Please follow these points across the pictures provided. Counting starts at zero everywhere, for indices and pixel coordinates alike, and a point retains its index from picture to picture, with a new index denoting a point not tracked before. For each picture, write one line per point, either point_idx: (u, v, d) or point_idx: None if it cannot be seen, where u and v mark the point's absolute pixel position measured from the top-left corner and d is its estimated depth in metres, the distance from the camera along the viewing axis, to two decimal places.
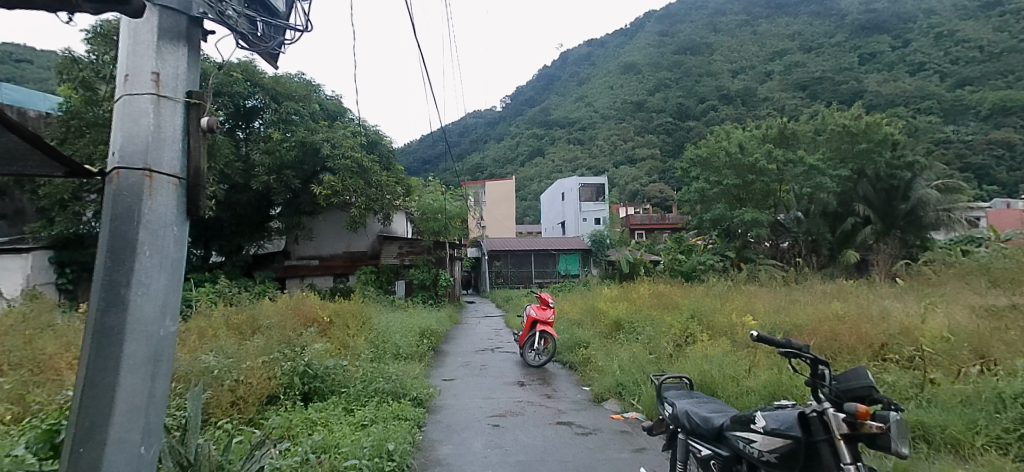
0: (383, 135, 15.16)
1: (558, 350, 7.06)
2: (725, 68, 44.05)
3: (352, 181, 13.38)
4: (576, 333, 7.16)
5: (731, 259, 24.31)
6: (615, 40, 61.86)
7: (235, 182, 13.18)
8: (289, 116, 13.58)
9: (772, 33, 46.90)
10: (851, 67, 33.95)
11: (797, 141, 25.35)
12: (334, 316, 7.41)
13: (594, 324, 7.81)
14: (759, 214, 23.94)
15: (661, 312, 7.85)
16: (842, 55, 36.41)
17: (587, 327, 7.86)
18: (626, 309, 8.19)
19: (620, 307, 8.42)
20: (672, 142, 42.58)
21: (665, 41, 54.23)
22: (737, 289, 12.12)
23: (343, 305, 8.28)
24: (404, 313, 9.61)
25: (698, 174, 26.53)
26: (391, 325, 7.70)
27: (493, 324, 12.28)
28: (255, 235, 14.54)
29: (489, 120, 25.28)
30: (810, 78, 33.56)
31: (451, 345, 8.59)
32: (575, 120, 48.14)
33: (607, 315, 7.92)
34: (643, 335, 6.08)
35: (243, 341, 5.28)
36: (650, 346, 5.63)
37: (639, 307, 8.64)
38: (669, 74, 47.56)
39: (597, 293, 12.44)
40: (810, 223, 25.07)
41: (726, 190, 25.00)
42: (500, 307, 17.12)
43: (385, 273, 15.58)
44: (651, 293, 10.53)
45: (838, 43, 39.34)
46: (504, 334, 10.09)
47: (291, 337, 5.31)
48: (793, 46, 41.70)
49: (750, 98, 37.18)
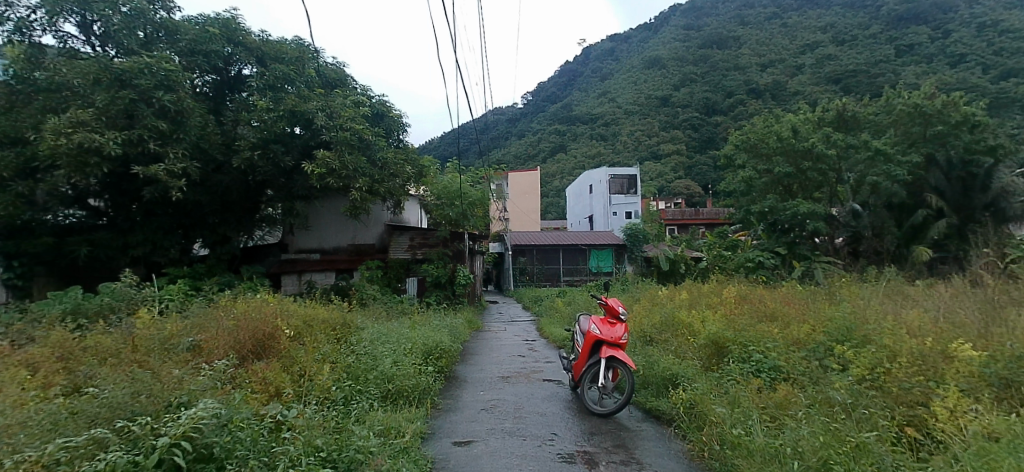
0: (390, 106, 12.95)
1: (636, 386, 4.65)
2: (753, 62, 39.96)
3: (352, 158, 11.14)
4: (657, 361, 4.69)
5: (782, 257, 21.44)
6: (639, 34, 58.36)
7: (216, 161, 11.03)
8: (279, 83, 11.33)
9: (804, 25, 42.55)
10: (886, 60, 29.41)
11: (857, 126, 22.43)
12: (301, 331, 5.13)
13: (678, 345, 5.36)
14: (814, 206, 20.99)
15: (780, 330, 5.30)
16: (876, 47, 32.05)
17: (670, 348, 5.39)
18: (721, 321, 5.65)
19: (711, 316, 5.90)
20: (698, 138, 40.99)
21: (691, 35, 50.50)
22: (828, 291, 9.55)
23: (318, 311, 5.98)
24: (405, 319, 7.29)
25: (743, 162, 23.83)
26: (384, 338, 5.37)
27: (520, 333, 9.94)
28: (242, 224, 12.55)
29: (510, 115, 23.05)
30: (842, 71, 30.21)
31: (469, 369, 6.20)
32: (597, 116, 43.01)
33: (696, 332, 5.45)
34: (806, 389, 3.47)
35: (85, 392, 2.89)
36: (829, 408, 3.06)
37: (737, 317, 6.10)
38: (694, 68, 43.86)
39: (651, 294, 9.92)
40: (872, 217, 21.53)
41: (776, 179, 22.33)
42: (527, 310, 14.66)
43: (394, 268, 13.33)
44: (733, 295, 7.96)
45: (872, 35, 34.59)
46: (540, 350, 7.68)
47: (172, 385, 2.91)
48: (825, 38, 37.30)
49: (781, 92, 33.91)
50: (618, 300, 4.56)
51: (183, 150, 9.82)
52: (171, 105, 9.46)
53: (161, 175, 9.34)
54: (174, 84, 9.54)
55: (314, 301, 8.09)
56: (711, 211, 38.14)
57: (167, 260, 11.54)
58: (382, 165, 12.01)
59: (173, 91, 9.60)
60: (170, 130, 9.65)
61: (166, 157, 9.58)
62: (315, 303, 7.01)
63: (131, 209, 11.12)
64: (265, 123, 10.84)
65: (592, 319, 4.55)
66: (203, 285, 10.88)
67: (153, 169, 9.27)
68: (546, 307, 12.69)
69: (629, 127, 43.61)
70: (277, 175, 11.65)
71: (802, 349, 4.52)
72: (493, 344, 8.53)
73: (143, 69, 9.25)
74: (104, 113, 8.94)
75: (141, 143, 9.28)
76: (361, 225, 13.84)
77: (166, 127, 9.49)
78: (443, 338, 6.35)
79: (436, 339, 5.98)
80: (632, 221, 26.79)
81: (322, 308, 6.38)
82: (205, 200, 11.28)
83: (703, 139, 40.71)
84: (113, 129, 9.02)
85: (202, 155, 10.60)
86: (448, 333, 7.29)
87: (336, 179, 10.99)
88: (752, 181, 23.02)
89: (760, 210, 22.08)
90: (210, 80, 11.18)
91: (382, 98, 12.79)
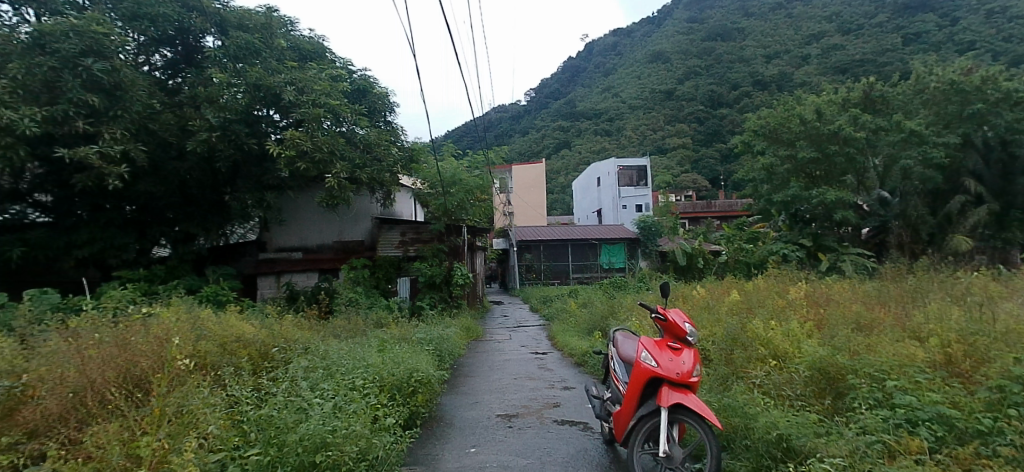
0: (373, 82, 11.28)
1: (729, 455, 2.94)
2: (757, 54, 38.14)
3: (326, 138, 9.51)
4: (753, 416, 2.93)
5: (809, 248, 19.61)
6: (642, 28, 55.92)
7: (171, 146, 9.45)
8: (243, 52, 9.66)
9: (809, 13, 40.13)
10: (894, 49, 27.46)
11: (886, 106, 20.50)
12: (209, 363, 3.50)
13: (763, 374, 3.60)
14: (843, 193, 19.10)
15: (921, 350, 3.50)
16: (884, 35, 30.02)
17: (756, 381, 3.60)
18: (822, 339, 3.87)
19: (802, 329, 4.12)
20: (704, 131, 39.37)
21: (694, 28, 48.15)
22: (899, 288, 7.78)
23: (241, 327, 4.31)
24: (375, 334, 5.64)
25: (763, 149, 21.72)
26: (335, 368, 3.75)
27: (528, 343, 8.20)
28: (207, 221, 10.94)
29: (512, 111, 21.33)
30: (849, 61, 28.46)
31: (456, 404, 4.52)
32: (602, 110, 41.07)
33: (789, 356, 3.72)
34: None
35: None
36: None
37: (836, 327, 4.35)
38: (698, 61, 41.92)
39: (685, 293, 8.28)
40: (902, 204, 19.53)
41: (799, 166, 20.31)
42: (535, 313, 13.03)
43: (383, 267, 11.64)
44: (804, 297, 6.12)
45: (878, 24, 32.38)
46: (553, 369, 6.01)
47: None
48: (831, 28, 35.19)
49: (786, 84, 32.37)
50: (683, 312, 2.88)
51: (123, 131, 8.23)
52: (103, 76, 7.84)
53: (93, 159, 7.78)
54: (105, 50, 7.89)
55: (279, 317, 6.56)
56: (724, 203, 36.34)
57: (120, 262, 10.05)
58: (359, 146, 10.40)
59: (105, 60, 7.97)
60: (104, 106, 8.05)
61: (100, 138, 8.02)
62: (255, 319, 5.36)
63: (74, 203, 9.55)
64: (225, 98, 9.23)
65: (642, 344, 2.90)
66: (157, 289, 9.32)
67: (82, 151, 7.68)
68: (557, 309, 11.02)
69: (634, 122, 41.67)
70: (244, 159, 10.05)
71: (975, 389, 2.82)
72: (492, 358, 6.93)
73: (66, 32, 7.61)
74: (20, 86, 7.38)
75: (68, 122, 7.69)
76: (346, 220, 12.36)
77: (99, 102, 7.88)
78: (423, 361, 4.70)
79: (412, 362, 4.32)
80: (645, 214, 24.99)
81: (260, 325, 4.74)
82: (158, 192, 9.70)
83: (709, 132, 39.22)
84: (33, 104, 7.46)
85: (151, 136, 9.01)
86: (432, 352, 5.63)
87: (308, 164, 9.33)
88: (775, 169, 20.83)
89: (783, 199, 20.17)
90: (167, 59, 9.74)
91: (363, 73, 11.14)
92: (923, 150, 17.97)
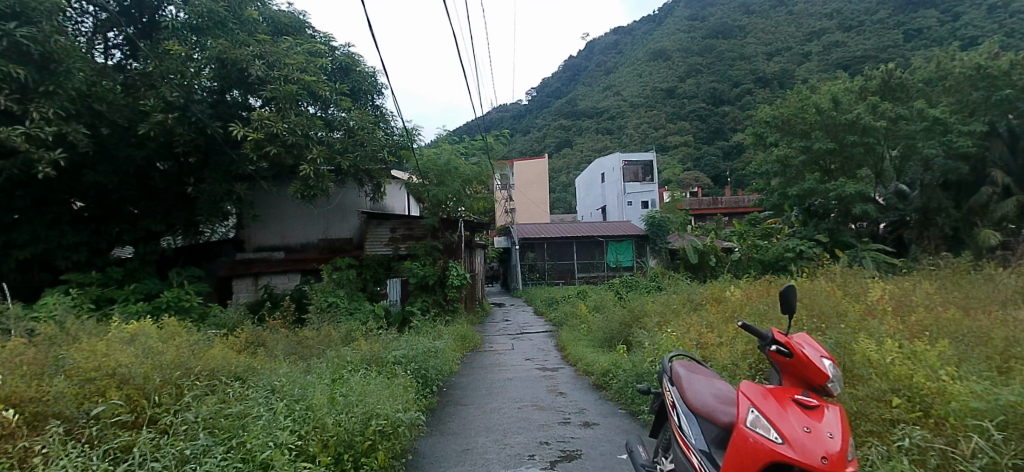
0: (357, 58, 9.99)
1: None
2: (759, 51, 36.76)
3: (298, 118, 8.20)
4: None
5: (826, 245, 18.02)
6: (642, 26, 54.33)
7: (122, 128, 8.18)
8: (206, 22, 8.40)
9: (807, 12, 37.82)
10: (907, 39, 26.03)
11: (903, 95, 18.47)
12: (48, 416, 2.24)
13: (910, 431, 2.33)
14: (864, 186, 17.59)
15: None
16: (886, 30, 27.99)
17: (898, 446, 2.31)
18: (974, 372, 2.61)
19: (931, 352, 2.86)
20: (706, 128, 38.21)
21: (696, 25, 46.52)
22: (973, 289, 6.42)
23: (123, 349, 3.01)
24: (333, 355, 4.36)
25: (774, 142, 19.98)
26: (245, 426, 2.54)
27: (534, 356, 6.90)
28: (171, 217, 9.60)
29: (513, 107, 20.01)
30: (849, 56, 27.10)
31: (437, 458, 3.24)
32: (603, 110, 41.04)
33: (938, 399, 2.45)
34: None
35: None
36: None
37: (980, 347, 3.03)
38: (700, 59, 40.56)
39: (719, 297, 7.00)
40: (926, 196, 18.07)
41: (816, 157, 18.63)
42: (540, 318, 11.75)
43: (370, 267, 10.38)
44: (889, 302, 4.74)
45: (879, 20, 29.93)
46: (568, 395, 4.73)
47: None
48: (831, 24, 33.06)
49: (788, 81, 31.33)
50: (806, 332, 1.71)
51: (57, 110, 7.00)
52: (30, 42, 6.58)
53: (17, 142, 6.51)
54: (31, 12, 6.66)
55: (235, 336, 5.37)
56: (733, 199, 34.95)
57: (69, 264, 8.80)
58: (336, 128, 9.15)
59: (32, 25, 6.73)
60: (34, 80, 6.79)
61: (29, 117, 6.77)
62: (169, 338, 4.05)
63: (14, 197, 8.23)
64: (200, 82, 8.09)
65: (741, 393, 1.71)
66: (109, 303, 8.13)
67: (3, 132, 6.41)
68: (566, 314, 9.71)
69: (635, 120, 40.32)
70: (208, 144, 8.78)
71: None
72: (490, 377, 5.73)
73: None
74: None
75: None
76: (331, 215, 11.35)
77: (26, 75, 6.63)
78: (390, 396, 3.47)
79: (370, 400, 3.11)
80: (653, 210, 23.68)
81: (165, 345, 3.44)
82: (109, 183, 8.51)
83: (711, 130, 37.82)
84: None
85: (95, 117, 7.78)
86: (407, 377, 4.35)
87: (278, 147, 8.00)
88: (789, 161, 19.39)
89: (799, 193, 18.58)
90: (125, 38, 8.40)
91: (346, 48, 9.86)
92: (947, 139, 16.55)
